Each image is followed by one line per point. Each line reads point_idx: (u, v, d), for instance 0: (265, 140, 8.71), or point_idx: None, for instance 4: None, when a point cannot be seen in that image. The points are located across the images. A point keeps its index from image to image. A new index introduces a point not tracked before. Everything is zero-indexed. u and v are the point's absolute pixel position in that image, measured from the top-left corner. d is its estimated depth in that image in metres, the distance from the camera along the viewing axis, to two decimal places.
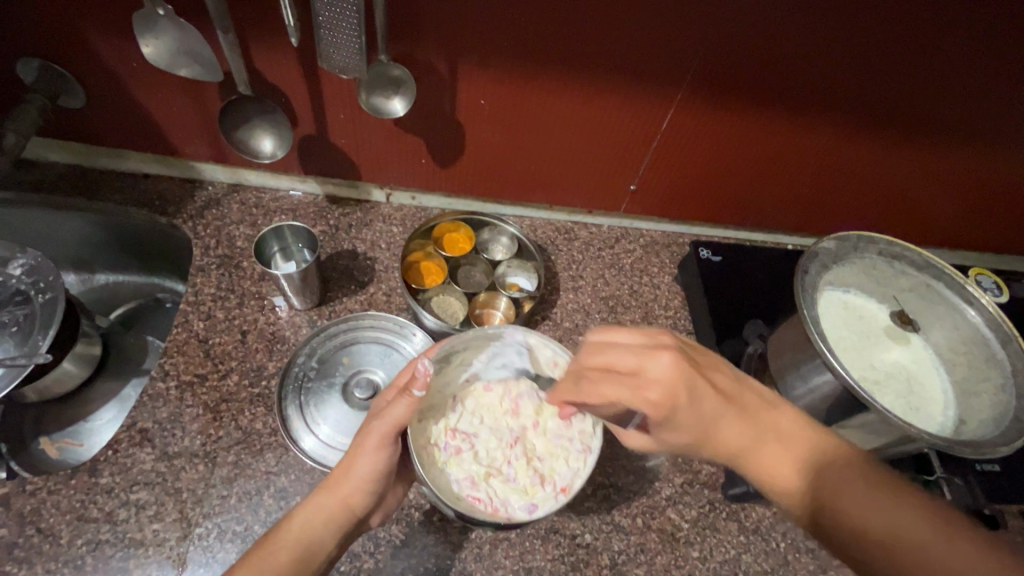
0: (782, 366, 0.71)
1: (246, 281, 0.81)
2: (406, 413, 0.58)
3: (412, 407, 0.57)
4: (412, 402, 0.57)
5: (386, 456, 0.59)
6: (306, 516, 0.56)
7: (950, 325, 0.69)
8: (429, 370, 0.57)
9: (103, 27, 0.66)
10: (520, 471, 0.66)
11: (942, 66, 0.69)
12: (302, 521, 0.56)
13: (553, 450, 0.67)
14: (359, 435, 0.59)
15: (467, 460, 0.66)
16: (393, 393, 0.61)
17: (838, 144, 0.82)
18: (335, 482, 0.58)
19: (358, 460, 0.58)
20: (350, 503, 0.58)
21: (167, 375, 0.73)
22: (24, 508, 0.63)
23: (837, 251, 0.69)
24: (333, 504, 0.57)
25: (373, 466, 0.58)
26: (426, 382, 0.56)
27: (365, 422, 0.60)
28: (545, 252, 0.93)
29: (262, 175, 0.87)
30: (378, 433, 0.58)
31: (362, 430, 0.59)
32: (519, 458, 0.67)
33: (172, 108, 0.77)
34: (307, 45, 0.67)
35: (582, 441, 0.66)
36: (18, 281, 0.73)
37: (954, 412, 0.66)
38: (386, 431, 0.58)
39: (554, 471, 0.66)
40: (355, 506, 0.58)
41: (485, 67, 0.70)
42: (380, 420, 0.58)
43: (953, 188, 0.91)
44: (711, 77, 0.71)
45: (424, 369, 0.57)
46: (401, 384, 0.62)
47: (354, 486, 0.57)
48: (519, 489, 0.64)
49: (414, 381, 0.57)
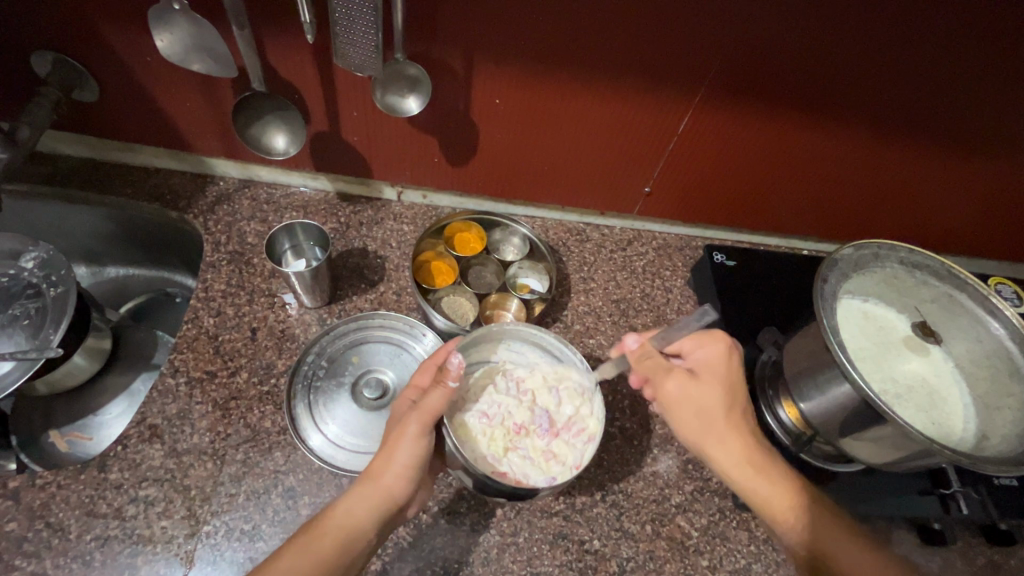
0: (797, 375, 0.70)
1: (256, 278, 0.81)
2: (441, 403, 0.58)
3: (449, 397, 0.59)
4: (449, 393, 0.59)
5: (424, 443, 0.58)
6: (348, 505, 0.56)
7: (972, 338, 0.67)
8: (462, 363, 0.60)
9: (117, 22, 0.66)
10: (533, 448, 0.64)
11: (969, 71, 0.67)
12: (346, 508, 0.56)
13: (564, 433, 0.66)
14: (396, 426, 0.59)
15: (485, 431, 0.64)
16: (415, 394, 0.62)
17: (859, 148, 0.81)
18: (375, 473, 0.57)
19: (400, 446, 0.58)
20: (391, 493, 0.57)
21: (177, 371, 0.72)
22: (33, 502, 0.63)
23: (857, 259, 0.68)
24: (373, 494, 0.57)
25: (415, 455, 0.58)
26: (460, 374, 0.60)
27: (400, 417, 0.60)
28: (557, 253, 0.92)
29: (274, 171, 0.87)
30: (416, 422, 0.57)
31: (399, 423, 0.58)
32: (535, 435, 0.65)
33: (185, 103, 0.76)
34: (322, 42, 0.66)
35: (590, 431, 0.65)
36: (30, 273, 0.73)
37: (975, 426, 0.65)
38: (425, 420, 0.58)
39: (564, 451, 0.64)
40: (397, 494, 0.58)
41: (502, 66, 0.69)
42: (417, 411, 0.58)
43: (974, 195, 0.89)
44: (731, 79, 0.70)
45: (458, 362, 0.60)
46: (423, 384, 0.62)
47: (395, 475, 0.57)
48: (536, 465, 0.63)
49: (448, 373, 0.60)
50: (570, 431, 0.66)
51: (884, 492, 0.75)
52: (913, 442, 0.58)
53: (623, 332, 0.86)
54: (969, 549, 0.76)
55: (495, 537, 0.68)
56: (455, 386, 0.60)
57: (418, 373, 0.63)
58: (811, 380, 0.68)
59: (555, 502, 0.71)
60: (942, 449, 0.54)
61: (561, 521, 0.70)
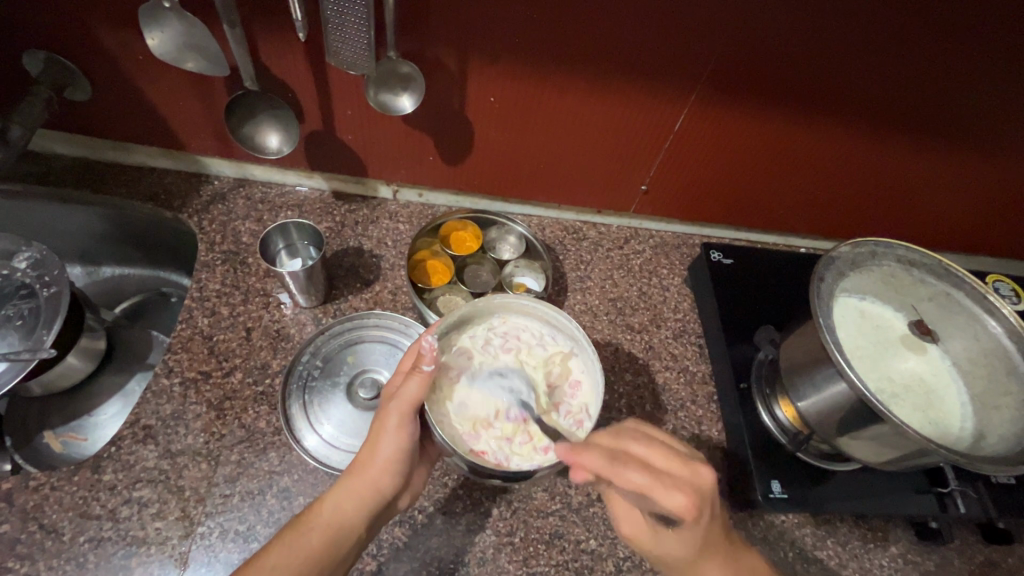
0: (794, 374, 0.69)
1: (251, 278, 0.80)
2: (419, 391, 0.57)
3: (425, 383, 0.57)
4: (424, 378, 0.57)
5: (406, 433, 0.59)
6: (335, 500, 0.56)
7: (970, 336, 0.67)
8: (434, 345, 0.58)
9: (108, 20, 0.65)
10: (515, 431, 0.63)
11: (965, 69, 0.67)
12: (332, 504, 0.56)
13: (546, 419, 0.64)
14: (378, 417, 0.59)
15: (471, 405, 0.64)
16: (400, 378, 0.61)
17: (856, 146, 0.80)
18: (361, 466, 0.58)
19: (382, 438, 0.58)
20: (378, 485, 0.57)
21: (171, 371, 0.72)
22: (27, 504, 0.62)
23: (854, 258, 0.68)
24: (360, 488, 0.57)
25: (396, 447, 0.58)
26: (434, 357, 0.58)
27: (381, 409, 0.60)
28: (553, 252, 0.91)
29: (268, 170, 0.86)
30: (395, 413, 0.58)
31: (379, 414, 0.59)
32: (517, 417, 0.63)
33: (178, 103, 0.76)
34: (314, 41, 0.66)
35: (576, 417, 0.64)
36: (23, 274, 0.72)
37: (973, 425, 0.64)
38: (404, 411, 0.58)
39: (545, 437, 0.63)
40: (383, 488, 0.58)
41: (496, 63, 0.68)
42: (396, 401, 0.58)
43: (972, 193, 0.89)
44: (727, 76, 0.70)
45: (430, 345, 0.58)
46: (407, 368, 0.62)
47: (380, 469, 0.57)
48: (515, 450, 0.62)
49: (422, 359, 0.58)
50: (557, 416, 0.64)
51: (881, 490, 0.75)
52: (908, 441, 0.57)
53: (620, 331, 0.85)
54: (965, 547, 0.76)
55: (491, 537, 0.67)
56: (429, 371, 0.58)
57: (404, 357, 0.63)
58: (808, 379, 0.67)
59: (551, 502, 0.71)
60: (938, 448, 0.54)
61: (557, 521, 0.70)
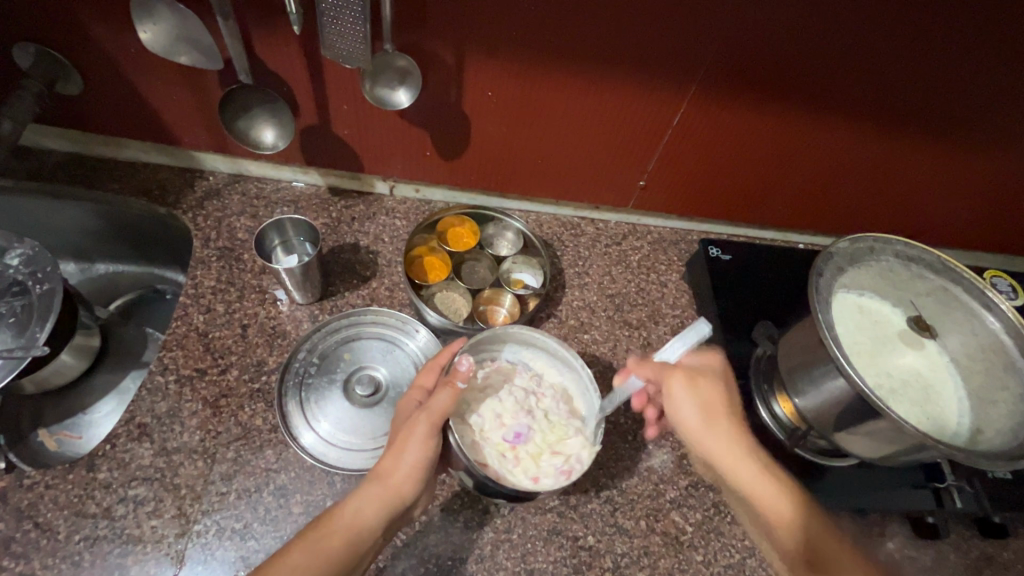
0: (792, 369, 0.69)
1: (247, 275, 0.80)
2: (449, 403, 0.60)
3: (455, 397, 0.60)
4: (456, 391, 0.60)
5: (431, 446, 0.59)
6: (357, 503, 0.56)
7: (968, 332, 0.67)
8: (469, 369, 0.62)
9: (98, 12, 0.64)
10: (507, 452, 0.64)
11: (964, 66, 0.67)
12: (354, 507, 0.55)
13: (536, 455, 0.64)
14: (404, 426, 0.59)
15: (484, 410, 0.66)
16: (421, 395, 0.63)
17: (854, 143, 0.80)
18: (384, 471, 0.58)
19: (408, 446, 0.58)
20: (400, 493, 0.57)
21: (166, 369, 0.72)
22: (21, 503, 0.62)
23: (852, 253, 0.67)
24: (382, 494, 0.57)
25: (422, 455, 0.58)
26: (467, 377, 0.62)
27: (406, 418, 0.61)
28: (551, 248, 0.91)
29: (264, 166, 0.86)
30: (424, 422, 0.58)
31: (407, 422, 0.59)
32: (516, 442, 0.65)
33: (172, 97, 0.75)
34: (309, 34, 0.65)
35: (568, 464, 0.63)
36: (15, 271, 0.71)
37: (970, 421, 0.65)
38: (433, 420, 0.58)
39: (530, 470, 0.63)
40: (405, 494, 0.58)
41: (493, 57, 0.68)
42: (425, 412, 0.59)
43: (970, 188, 0.89)
44: (727, 73, 0.69)
45: (467, 367, 0.62)
46: (426, 385, 0.64)
47: (404, 475, 0.58)
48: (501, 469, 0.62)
49: (457, 374, 0.62)
50: (552, 457, 0.64)
51: (879, 485, 0.75)
52: (906, 436, 0.57)
53: (618, 327, 0.85)
54: (961, 541, 0.76)
55: (489, 534, 0.67)
56: (461, 387, 0.61)
57: (423, 372, 0.65)
58: (806, 375, 0.67)
59: (549, 498, 0.71)
60: (936, 444, 0.54)
61: (555, 517, 0.70)
